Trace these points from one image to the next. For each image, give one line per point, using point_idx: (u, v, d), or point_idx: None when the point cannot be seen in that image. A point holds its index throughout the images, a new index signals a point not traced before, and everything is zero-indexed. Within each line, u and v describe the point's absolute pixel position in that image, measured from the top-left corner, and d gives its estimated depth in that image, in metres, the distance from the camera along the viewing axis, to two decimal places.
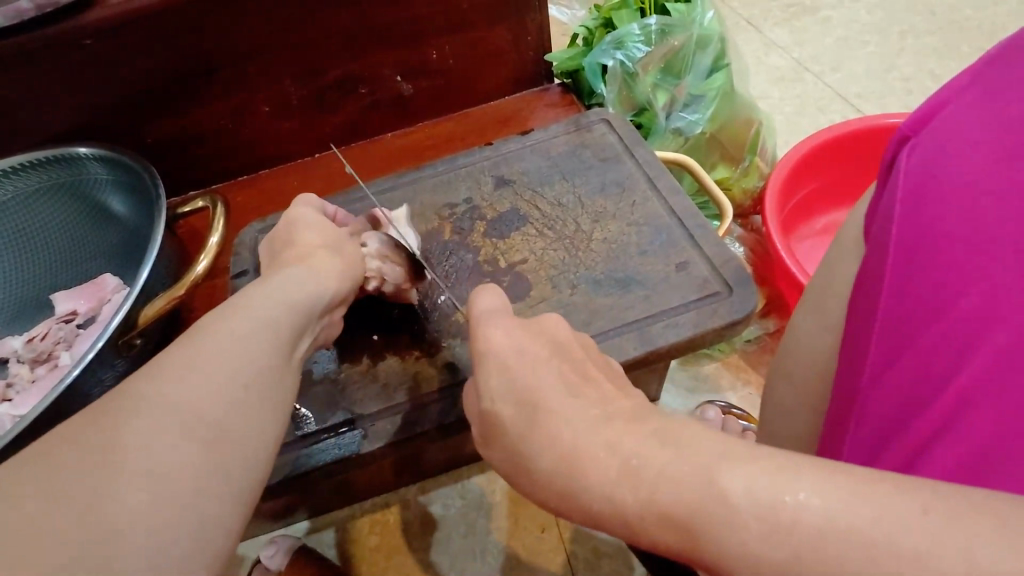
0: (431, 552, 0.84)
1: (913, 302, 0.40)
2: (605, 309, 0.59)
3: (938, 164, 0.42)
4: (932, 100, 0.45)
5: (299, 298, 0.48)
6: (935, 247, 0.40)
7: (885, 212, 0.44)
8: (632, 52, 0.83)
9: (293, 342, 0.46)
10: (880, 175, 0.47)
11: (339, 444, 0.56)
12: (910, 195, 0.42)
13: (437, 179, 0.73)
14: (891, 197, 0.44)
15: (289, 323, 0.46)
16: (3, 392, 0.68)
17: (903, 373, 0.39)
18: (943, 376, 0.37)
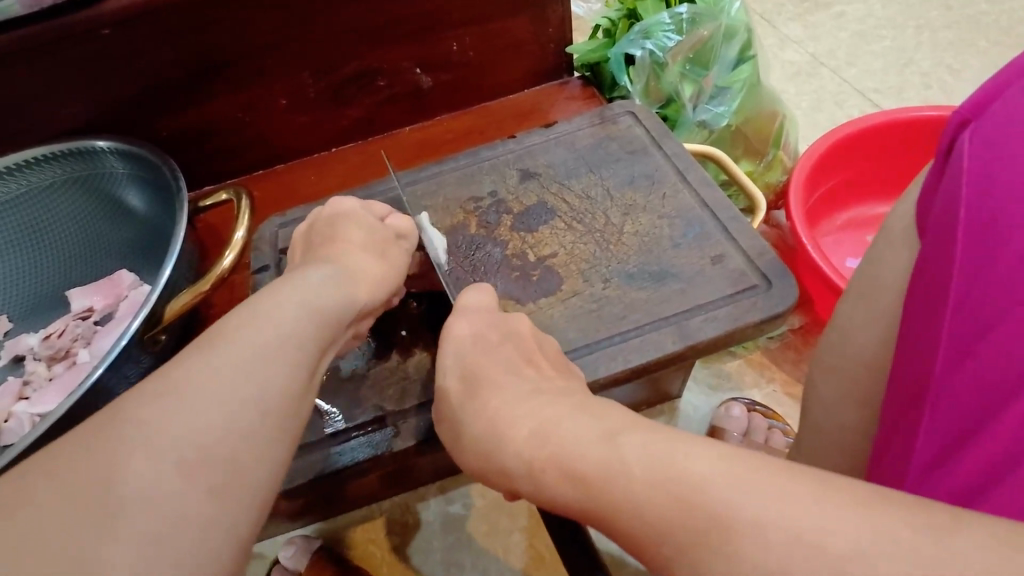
0: (452, 553, 0.82)
1: (977, 299, 0.36)
2: (640, 303, 0.57)
3: (1002, 148, 0.37)
4: (992, 82, 0.41)
5: (340, 304, 0.48)
6: (1002, 237, 0.35)
7: (945, 201, 0.40)
8: (662, 42, 0.81)
9: (323, 351, 0.45)
10: (935, 164, 0.43)
11: (371, 441, 0.54)
12: (975, 181, 0.38)
13: (461, 173, 0.72)
14: (951, 184, 0.40)
15: (320, 333, 0.45)
16: (20, 390, 0.67)
17: (968, 378, 0.35)
18: (1019, 382, 0.32)
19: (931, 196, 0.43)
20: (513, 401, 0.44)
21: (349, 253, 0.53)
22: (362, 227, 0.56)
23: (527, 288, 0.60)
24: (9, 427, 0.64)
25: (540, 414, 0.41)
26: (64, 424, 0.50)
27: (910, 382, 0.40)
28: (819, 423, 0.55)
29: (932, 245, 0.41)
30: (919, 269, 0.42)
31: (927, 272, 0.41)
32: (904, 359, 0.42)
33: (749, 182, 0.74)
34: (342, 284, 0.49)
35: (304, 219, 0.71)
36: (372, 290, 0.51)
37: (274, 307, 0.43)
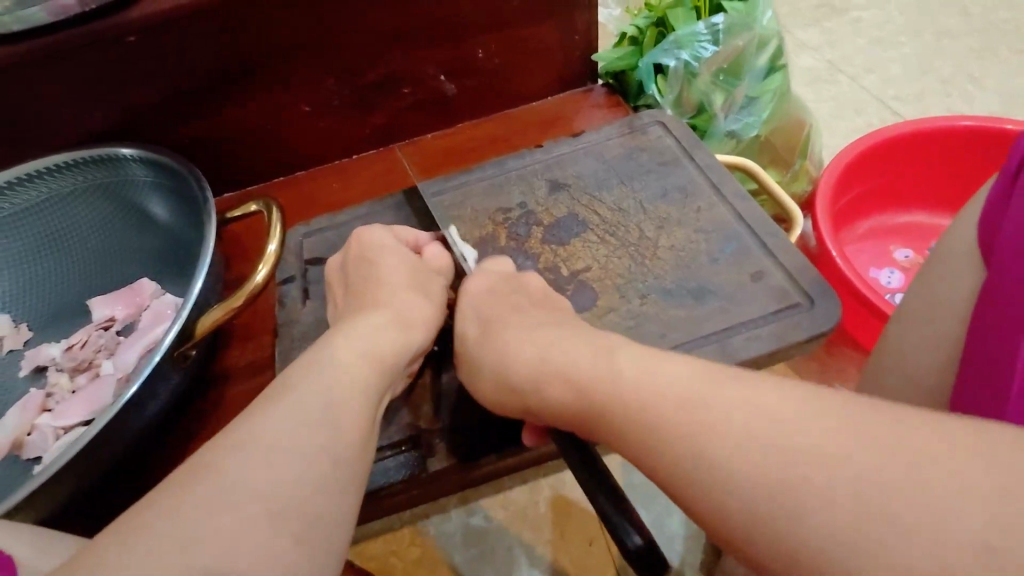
0: (474, 566, 0.81)
1: None
2: (679, 321, 0.57)
3: None
4: None
5: (391, 345, 0.50)
6: None
7: (1015, 225, 0.42)
8: (697, 52, 0.80)
9: (380, 395, 0.47)
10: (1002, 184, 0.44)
11: (407, 460, 0.53)
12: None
13: (489, 183, 0.70)
14: (1021, 208, 0.42)
15: (366, 358, 0.46)
16: (43, 402, 0.66)
17: None
18: None
19: (995, 217, 0.45)
20: (580, 407, 0.41)
21: (394, 286, 0.55)
22: (403, 266, 0.58)
23: None
24: (33, 440, 0.63)
25: (614, 420, 0.39)
26: (98, 441, 0.50)
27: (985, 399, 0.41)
28: None
29: (1003, 266, 0.43)
30: (988, 290, 0.44)
31: (999, 292, 0.42)
32: (975, 375, 0.43)
33: (782, 192, 0.73)
34: (389, 328, 0.51)
35: (329, 229, 0.70)
36: (422, 318, 0.54)
37: (335, 352, 0.46)
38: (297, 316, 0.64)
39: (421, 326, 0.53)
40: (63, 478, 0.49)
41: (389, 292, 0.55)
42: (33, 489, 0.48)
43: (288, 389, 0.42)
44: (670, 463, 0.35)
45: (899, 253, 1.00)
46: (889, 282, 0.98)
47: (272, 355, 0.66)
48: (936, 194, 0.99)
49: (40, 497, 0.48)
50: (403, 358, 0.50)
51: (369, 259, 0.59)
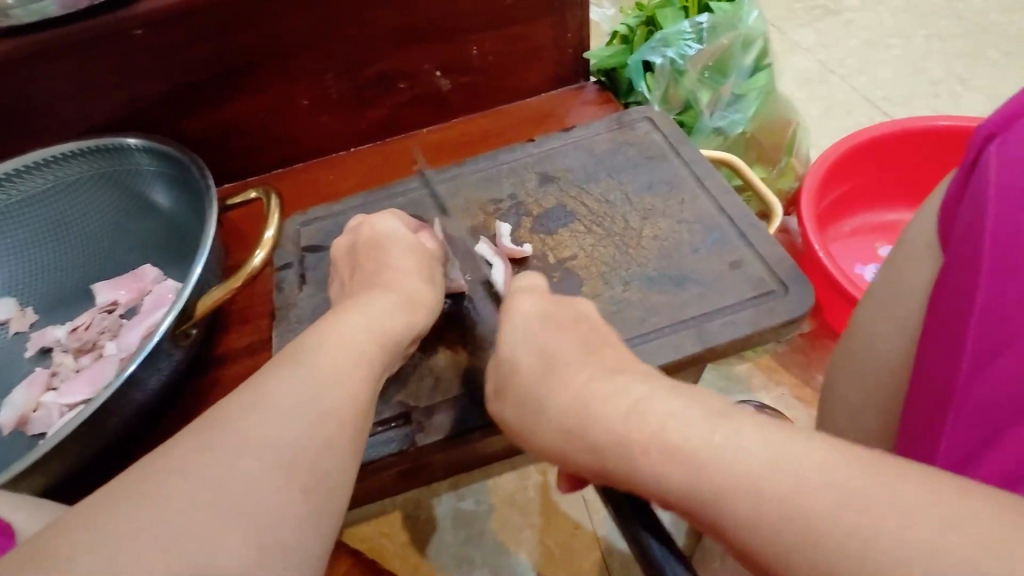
0: (464, 548, 0.84)
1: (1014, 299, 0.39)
2: (661, 306, 0.59)
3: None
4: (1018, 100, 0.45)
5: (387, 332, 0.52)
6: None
7: (972, 211, 0.44)
8: (683, 51, 0.83)
9: None
10: (961, 175, 0.47)
11: (395, 436, 0.56)
12: (1001, 193, 0.42)
13: (481, 175, 0.73)
14: (978, 196, 0.44)
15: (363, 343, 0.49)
16: (48, 381, 0.68)
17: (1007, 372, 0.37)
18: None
19: (956, 208, 0.47)
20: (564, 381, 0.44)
21: (390, 276, 0.57)
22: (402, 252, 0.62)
23: (547, 289, 0.62)
24: (38, 416, 0.65)
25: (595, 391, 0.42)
26: (101, 415, 0.53)
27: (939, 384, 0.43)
28: (840, 426, 0.57)
29: (957, 254, 0.45)
30: (944, 280, 0.46)
31: (952, 280, 0.45)
32: (931, 356, 0.45)
33: (764, 188, 0.75)
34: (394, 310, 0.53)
35: (326, 218, 0.73)
36: (414, 300, 0.56)
37: (343, 332, 0.48)
38: (294, 300, 0.66)
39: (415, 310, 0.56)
40: (66, 448, 0.51)
41: (394, 275, 0.57)
42: (37, 458, 0.50)
43: (286, 362, 0.45)
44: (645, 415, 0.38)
45: (884, 250, 1.02)
46: (873, 278, 1.00)
47: (269, 338, 0.68)
48: (920, 193, 1.02)
49: (44, 466, 0.51)
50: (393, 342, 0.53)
51: (365, 252, 0.61)
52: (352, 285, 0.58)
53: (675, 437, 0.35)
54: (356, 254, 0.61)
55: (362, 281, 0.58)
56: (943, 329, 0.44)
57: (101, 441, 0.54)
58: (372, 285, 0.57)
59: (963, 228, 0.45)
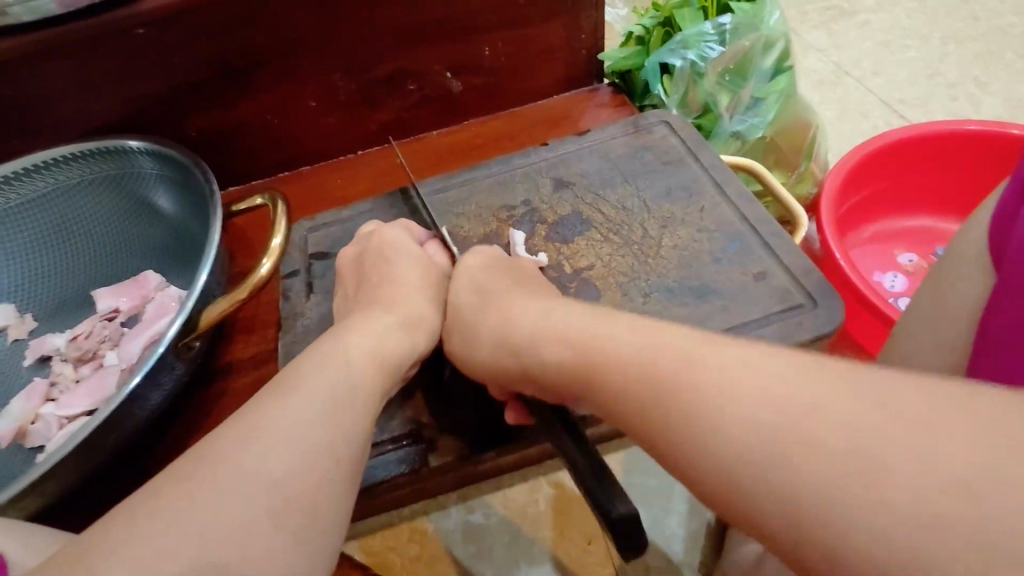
0: (473, 562, 0.81)
1: None
2: (682, 319, 0.57)
3: None
4: None
5: (398, 346, 0.50)
6: None
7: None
8: (701, 52, 0.81)
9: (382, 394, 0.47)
10: (1014, 186, 0.45)
11: (406, 455, 0.53)
12: None
13: (493, 180, 0.70)
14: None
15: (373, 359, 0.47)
16: (47, 391, 0.66)
17: None
18: None
19: (1008, 220, 0.46)
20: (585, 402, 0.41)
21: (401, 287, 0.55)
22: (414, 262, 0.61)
23: None
24: (36, 429, 0.63)
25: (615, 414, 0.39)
26: (101, 432, 0.51)
27: (1001, 407, 0.41)
28: None
29: (1013, 270, 0.43)
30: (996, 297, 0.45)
31: (1012, 297, 0.43)
32: (989, 375, 0.44)
33: (786, 195, 0.73)
34: (399, 329, 0.51)
35: (333, 224, 0.70)
36: (426, 312, 0.54)
37: (348, 355, 0.46)
38: (301, 310, 0.64)
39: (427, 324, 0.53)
40: (65, 466, 0.49)
41: (401, 290, 0.55)
42: (35, 478, 0.48)
43: (295, 380, 0.43)
44: (626, 348, 0.39)
45: (903, 257, 0.99)
46: (892, 285, 0.97)
47: (274, 348, 0.66)
48: (941, 199, 0.99)
49: (42, 485, 0.49)
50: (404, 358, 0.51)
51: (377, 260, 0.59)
52: (362, 296, 0.56)
53: (659, 362, 0.37)
54: (363, 265, 0.59)
55: (373, 292, 0.56)
56: (1000, 348, 0.43)
57: (101, 458, 0.52)
58: (385, 296, 0.54)
59: (1021, 242, 0.43)
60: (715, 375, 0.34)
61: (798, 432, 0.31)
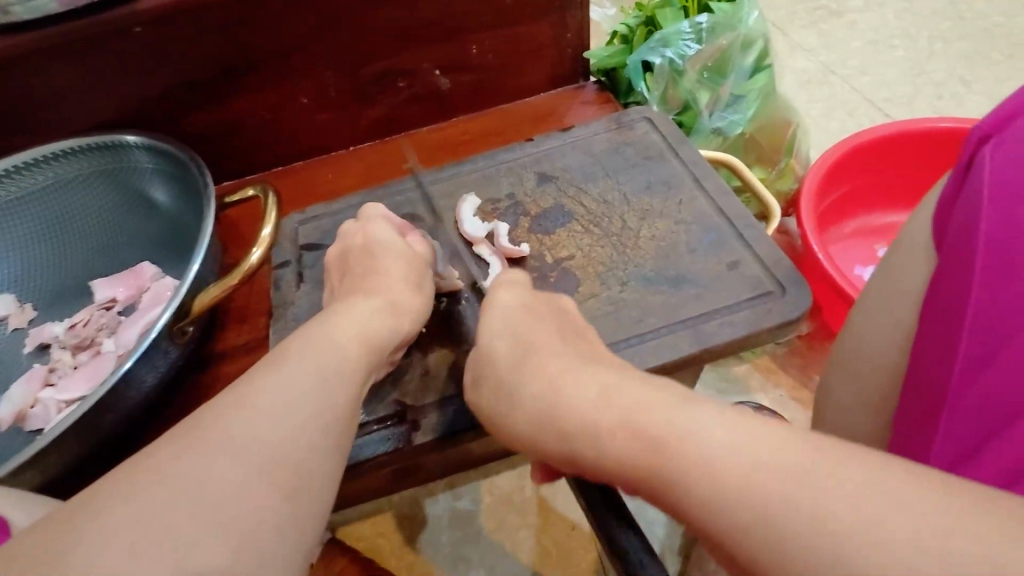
0: (461, 546, 0.84)
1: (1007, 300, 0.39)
2: (657, 307, 0.59)
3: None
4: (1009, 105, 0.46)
5: (381, 331, 0.52)
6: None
7: (965, 212, 0.44)
8: (682, 51, 0.83)
9: (366, 376, 0.50)
10: (954, 175, 0.47)
11: (391, 435, 0.56)
12: (994, 194, 0.42)
13: (479, 174, 0.73)
14: (972, 197, 0.44)
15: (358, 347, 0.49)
16: (46, 376, 0.68)
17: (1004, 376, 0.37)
18: None
19: (950, 208, 0.48)
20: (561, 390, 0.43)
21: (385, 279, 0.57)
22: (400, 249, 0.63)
23: (545, 289, 0.62)
24: (36, 412, 0.65)
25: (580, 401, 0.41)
26: (96, 411, 0.53)
27: (928, 384, 0.43)
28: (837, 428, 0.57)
29: (949, 255, 0.45)
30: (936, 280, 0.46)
31: (944, 280, 0.45)
32: (920, 355, 0.45)
33: (763, 189, 0.75)
34: (381, 315, 0.53)
35: (324, 216, 0.73)
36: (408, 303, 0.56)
37: (329, 340, 0.48)
38: (292, 298, 0.66)
39: (409, 316, 0.56)
40: (62, 444, 0.52)
41: (383, 279, 0.57)
42: (31, 455, 0.50)
43: (281, 361, 0.45)
44: (616, 405, 0.39)
45: (884, 251, 1.02)
46: (872, 279, 1.00)
47: (266, 335, 0.68)
48: (921, 195, 1.01)
49: (41, 461, 0.51)
50: (388, 344, 0.53)
51: (366, 252, 0.61)
52: (347, 287, 0.58)
53: (645, 426, 0.37)
54: (350, 255, 0.61)
55: (357, 284, 0.58)
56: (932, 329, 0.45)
57: (97, 438, 0.55)
58: (369, 286, 0.57)
59: (956, 227, 0.45)
60: (693, 441, 0.35)
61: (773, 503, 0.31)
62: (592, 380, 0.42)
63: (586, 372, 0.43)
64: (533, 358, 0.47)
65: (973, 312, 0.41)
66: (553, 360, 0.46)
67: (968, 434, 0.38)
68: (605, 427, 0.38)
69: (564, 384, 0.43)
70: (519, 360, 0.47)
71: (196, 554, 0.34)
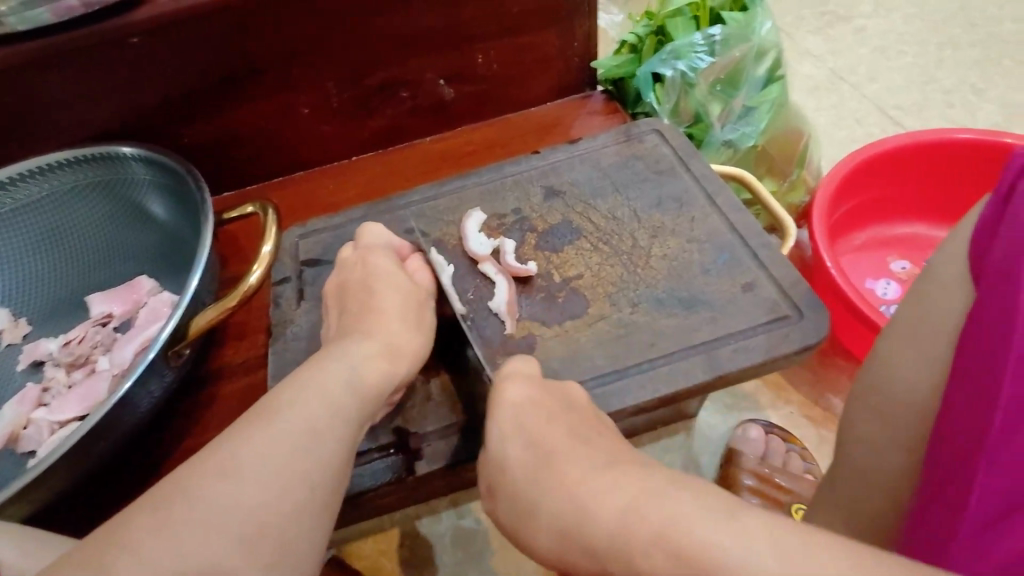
0: (464, 567, 0.82)
1: None
2: (668, 330, 0.57)
3: None
4: None
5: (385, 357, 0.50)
6: None
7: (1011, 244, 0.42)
8: (693, 61, 0.81)
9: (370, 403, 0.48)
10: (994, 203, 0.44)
11: (394, 463, 0.54)
12: None
13: (484, 188, 0.71)
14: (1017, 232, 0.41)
15: None
16: (40, 396, 0.67)
17: None
18: None
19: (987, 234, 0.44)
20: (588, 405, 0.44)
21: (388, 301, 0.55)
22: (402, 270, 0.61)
23: (552, 310, 0.60)
24: (28, 434, 0.63)
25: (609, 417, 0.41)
26: (89, 439, 0.51)
27: (964, 431, 0.41)
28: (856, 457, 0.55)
29: (988, 289, 0.43)
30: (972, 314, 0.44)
31: (982, 317, 0.42)
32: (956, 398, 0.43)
33: (776, 204, 0.73)
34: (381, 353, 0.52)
35: (325, 231, 0.71)
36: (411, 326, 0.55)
37: (326, 388, 0.47)
38: (292, 317, 0.64)
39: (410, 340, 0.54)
40: (54, 473, 0.50)
41: (382, 316, 0.56)
42: (22, 486, 0.48)
43: None
44: (644, 514, 0.35)
45: (896, 264, 1.00)
46: (885, 293, 0.98)
47: (266, 354, 0.67)
48: (936, 207, 0.99)
49: (32, 491, 0.49)
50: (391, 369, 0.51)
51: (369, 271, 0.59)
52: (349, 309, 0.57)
53: (680, 547, 0.33)
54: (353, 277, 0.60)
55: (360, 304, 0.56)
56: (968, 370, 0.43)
57: (91, 465, 0.53)
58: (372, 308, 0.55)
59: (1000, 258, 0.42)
60: (719, 552, 0.32)
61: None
62: (616, 483, 0.38)
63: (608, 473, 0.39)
64: (554, 454, 0.43)
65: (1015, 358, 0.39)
66: (573, 457, 0.42)
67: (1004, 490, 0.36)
68: (619, 546, 0.35)
69: (584, 481, 0.39)
70: (539, 458, 0.44)
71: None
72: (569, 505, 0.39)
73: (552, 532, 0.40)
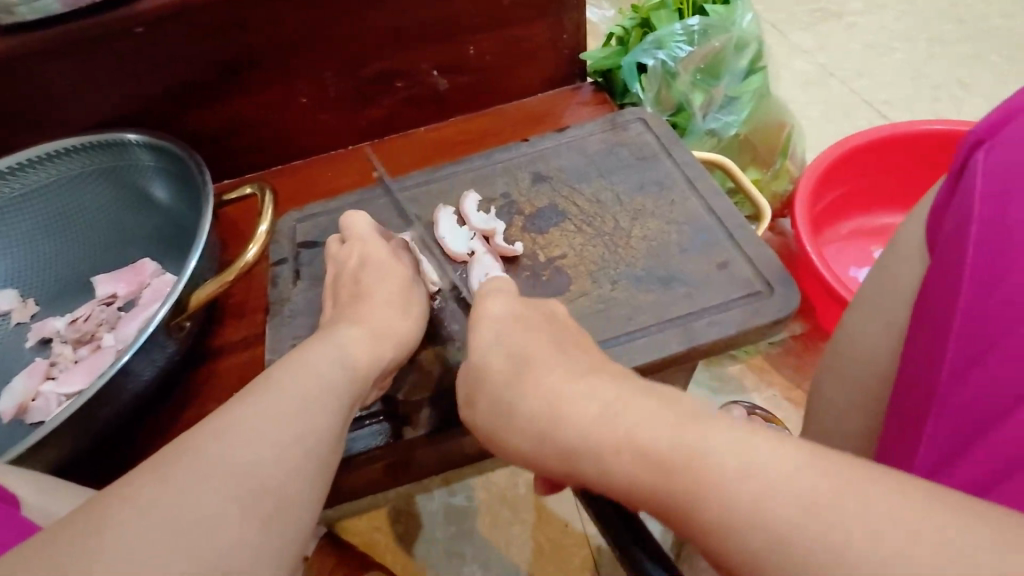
0: (455, 543, 0.85)
1: (993, 312, 0.39)
2: (646, 306, 0.60)
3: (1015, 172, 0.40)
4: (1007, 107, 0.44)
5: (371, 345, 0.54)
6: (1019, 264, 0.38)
7: (957, 214, 0.43)
8: (675, 53, 0.84)
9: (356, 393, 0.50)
10: (949, 179, 0.46)
11: (383, 430, 0.57)
12: (988, 198, 0.41)
13: (474, 174, 0.73)
14: (964, 201, 0.43)
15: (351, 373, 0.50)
16: (47, 371, 0.70)
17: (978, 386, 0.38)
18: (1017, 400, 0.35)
19: (943, 215, 0.47)
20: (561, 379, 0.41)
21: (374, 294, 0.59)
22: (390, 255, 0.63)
23: (537, 287, 0.63)
24: (36, 405, 0.66)
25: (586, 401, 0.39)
26: (95, 403, 0.54)
27: (918, 389, 0.43)
28: (826, 427, 0.57)
29: (940, 258, 0.45)
30: (925, 284, 0.46)
31: (932, 288, 0.44)
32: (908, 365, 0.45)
33: (755, 191, 0.76)
34: (377, 336, 0.55)
35: (322, 214, 0.73)
36: (398, 316, 0.58)
37: (314, 365, 0.49)
38: (288, 296, 0.67)
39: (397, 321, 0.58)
40: (62, 434, 0.53)
41: (371, 303, 0.58)
42: (32, 445, 0.52)
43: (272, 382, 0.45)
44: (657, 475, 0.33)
45: (879, 252, 1.02)
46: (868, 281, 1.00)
47: (263, 332, 0.69)
48: (922, 197, 1.01)
49: (39, 452, 0.52)
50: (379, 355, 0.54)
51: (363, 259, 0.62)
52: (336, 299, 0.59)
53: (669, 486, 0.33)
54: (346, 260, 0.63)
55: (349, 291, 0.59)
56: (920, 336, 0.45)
57: (98, 429, 0.56)
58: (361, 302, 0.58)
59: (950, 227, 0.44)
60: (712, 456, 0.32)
61: (785, 515, 0.29)
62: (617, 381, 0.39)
63: (586, 382, 0.40)
64: (532, 367, 0.44)
65: (959, 324, 0.40)
66: (552, 370, 0.42)
67: (953, 437, 0.38)
68: (606, 445, 0.36)
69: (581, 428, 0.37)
70: (514, 376, 0.44)
71: (195, 539, 0.35)
72: (548, 420, 0.40)
73: (527, 432, 0.41)
